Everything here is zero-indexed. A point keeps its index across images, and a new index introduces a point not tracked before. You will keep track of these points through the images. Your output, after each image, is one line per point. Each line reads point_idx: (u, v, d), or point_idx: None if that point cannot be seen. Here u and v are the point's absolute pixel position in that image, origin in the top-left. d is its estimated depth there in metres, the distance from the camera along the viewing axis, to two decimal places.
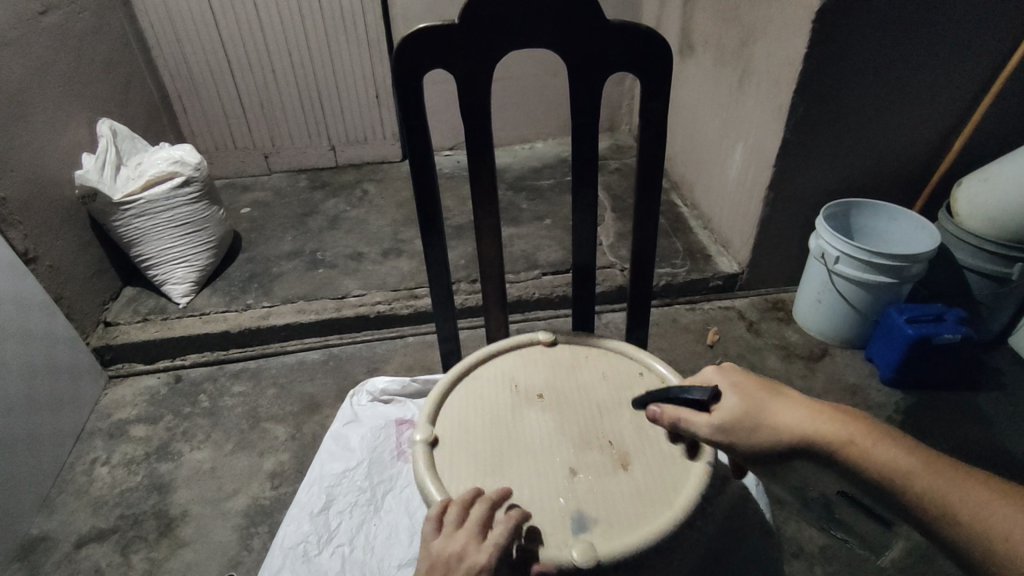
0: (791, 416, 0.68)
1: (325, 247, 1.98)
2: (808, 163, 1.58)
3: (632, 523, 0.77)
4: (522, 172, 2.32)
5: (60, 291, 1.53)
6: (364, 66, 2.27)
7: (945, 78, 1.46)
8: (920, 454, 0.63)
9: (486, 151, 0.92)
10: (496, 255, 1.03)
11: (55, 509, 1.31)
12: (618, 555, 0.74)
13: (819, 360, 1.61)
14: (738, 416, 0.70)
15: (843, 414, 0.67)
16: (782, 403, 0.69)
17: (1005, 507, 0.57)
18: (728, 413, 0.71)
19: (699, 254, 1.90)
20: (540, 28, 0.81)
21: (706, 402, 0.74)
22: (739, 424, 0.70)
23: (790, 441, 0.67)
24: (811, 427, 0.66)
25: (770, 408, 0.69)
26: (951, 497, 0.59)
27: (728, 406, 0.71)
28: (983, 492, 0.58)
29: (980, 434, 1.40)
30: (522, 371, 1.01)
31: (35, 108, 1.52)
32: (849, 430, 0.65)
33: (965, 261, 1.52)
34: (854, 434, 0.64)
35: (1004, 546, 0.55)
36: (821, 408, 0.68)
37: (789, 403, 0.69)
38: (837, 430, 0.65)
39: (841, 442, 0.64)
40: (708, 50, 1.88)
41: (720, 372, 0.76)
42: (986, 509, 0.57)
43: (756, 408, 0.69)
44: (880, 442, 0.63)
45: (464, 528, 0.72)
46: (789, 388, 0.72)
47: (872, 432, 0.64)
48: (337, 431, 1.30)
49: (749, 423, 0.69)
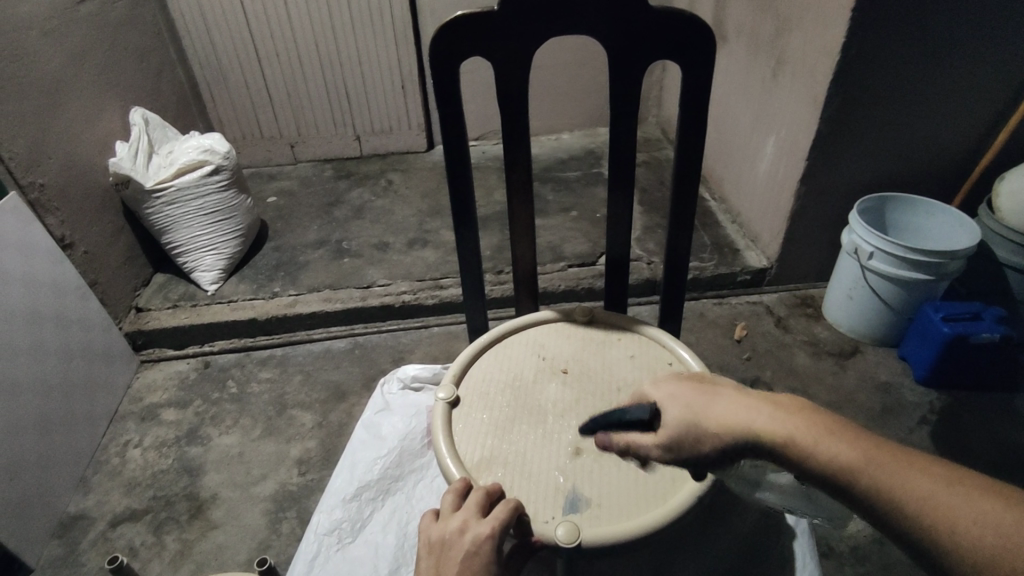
0: (730, 418, 0.64)
1: (351, 236, 1.99)
2: (843, 156, 1.54)
3: (625, 510, 0.76)
4: (547, 163, 2.30)
5: (94, 276, 1.57)
6: (392, 56, 2.26)
7: (990, 68, 1.41)
8: (866, 444, 0.58)
9: (523, 140, 0.91)
10: (528, 245, 1.03)
11: (91, 489, 1.34)
12: (601, 542, 0.73)
13: (850, 358, 1.57)
14: (683, 428, 0.67)
15: (784, 408, 0.62)
16: (724, 407, 0.65)
17: (954, 498, 0.52)
18: (674, 429, 0.67)
19: (727, 248, 1.87)
20: (581, 13, 0.80)
21: (649, 420, 0.72)
22: (683, 438, 0.67)
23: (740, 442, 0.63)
24: (755, 426, 0.62)
25: (709, 413, 0.65)
26: (903, 493, 0.54)
27: (671, 419, 0.68)
28: (933, 483, 0.53)
29: (1017, 436, 1.36)
30: (552, 345, 1.00)
31: (72, 96, 1.55)
32: (794, 425, 0.60)
33: (1006, 259, 1.47)
34: (793, 430, 0.60)
35: (957, 540, 0.50)
36: (764, 403, 0.64)
37: (730, 401, 0.65)
38: (775, 429, 0.61)
39: (785, 438, 0.60)
40: (741, 39, 1.84)
41: (657, 386, 0.72)
42: (936, 500, 0.52)
43: (703, 415, 0.66)
44: (818, 436, 0.59)
45: (454, 515, 0.71)
46: (729, 387, 0.68)
47: (808, 424, 0.60)
48: (369, 419, 1.31)
49: (693, 434, 0.66)
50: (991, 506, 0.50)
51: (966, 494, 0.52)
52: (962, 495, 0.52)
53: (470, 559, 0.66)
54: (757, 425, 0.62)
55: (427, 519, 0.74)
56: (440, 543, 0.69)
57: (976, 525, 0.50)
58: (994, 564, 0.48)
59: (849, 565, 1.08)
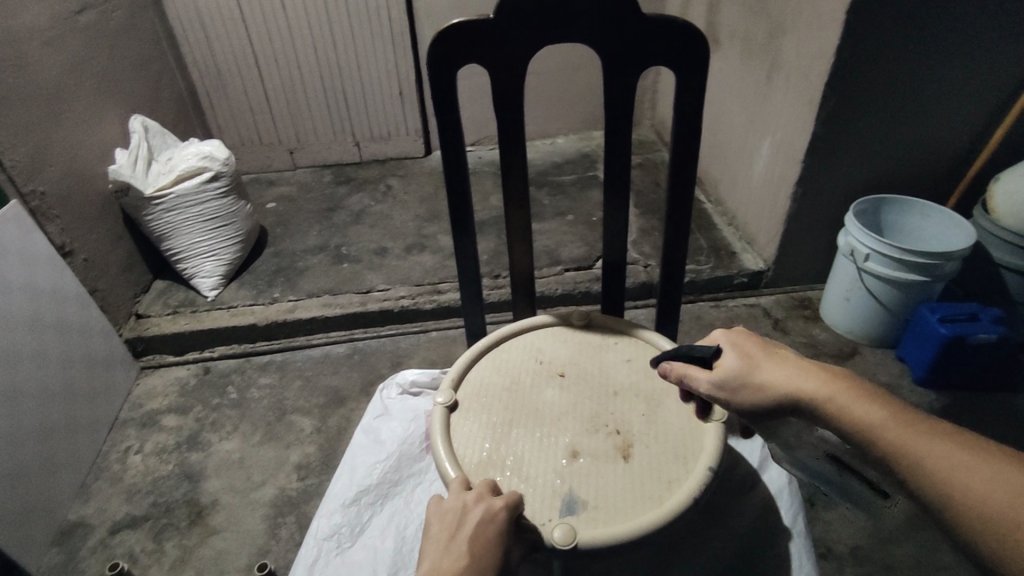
0: (782, 376, 0.71)
1: (350, 241, 2.00)
2: (838, 158, 1.55)
3: (620, 512, 0.76)
4: (544, 168, 2.31)
5: (94, 283, 1.57)
6: (389, 62, 2.28)
7: (982, 70, 1.42)
8: (898, 412, 0.63)
9: (518, 146, 0.92)
10: (525, 249, 1.03)
11: (91, 496, 1.35)
12: (596, 543, 0.73)
13: (848, 359, 1.58)
14: (735, 373, 0.75)
15: (833, 374, 0.69)
16: (775, 366, 0.72)
17: (969, 464, 0.56)
18: (728, 373, 0.75)
19: (724, 250, 1.88)
20: (575, 22, 0.81)
21: (708, 361, 0.78)
22: (733, 383, 0.75)
23: (774, 401, 0.71)
24: (797, 389, 0.69)
25: (761, 369, 0.73)
26: (924, 457, 0.59)
27: (727, 365, 0.76)
28: (955, 452, 0.58)
29: (1015, 436, 1.36)
30: (548, 349, 1.00)
31: (71, 105, 1.56)
32: (829, 393, 0.67)
33: (1002, 259, 1.48)
34: (834, 393, 0.67)
35: (965, 501, 0.55)
36: (815, 370, 0.70)
37: (784, 363, 0.72)
38: (818, 390, 0.68)
39: (825, 399, 0.67)
40: (735, 43, 1.85)
41: (725, 334, 0.79)
42: (939, 465, 0.58)
43: (755, 368, 0.73)
44: (855, 399, 0.65)
45: (467, 493, 0.73)
46: (790, 351, 0.75)
47: (851, 390, 0.66)
48: (368, 424, 1.31)
49: (743, 382, 0.74)
50: (999, 471, 0.55)
51: (984, 462, 0.56)
52: (966, 464, 0.56)
53: (484, 527, 0.67)
54: (796, 389, 0.69)
55: (434, 499, 0.74)
56: (453, 521, 0.68)
57: (986, 491, 0.54)
58: (993, 524, 0.53)
59: (848, 565, 1.08)
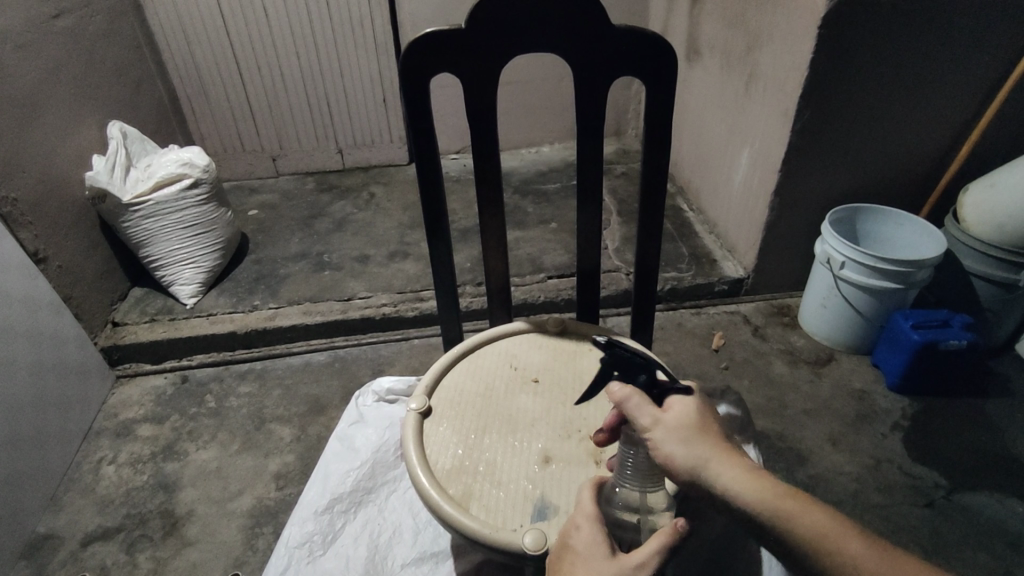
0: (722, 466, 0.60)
1: (332, 249, 1.99)
2: (813, 168, 1.58)
3: None
4: (528, 176, 2.32)
5: (69, 290, 1.55)
6: (372, 70, 2.28)
7: (951, 83, 1.46)
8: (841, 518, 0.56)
9: (492, 154, 0.92)
10: (501, 256, 1.04)
11: (63, 508, 1.32)
12: None
13: (825, 365, 1.60)
14: (675, 421, 0.65)
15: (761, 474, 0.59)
16: (710, 438, 0.63)
17: None
18: (670, 418, 0.65)
19: (704, 258, 1.90)
20: (549, 32, 0.82)
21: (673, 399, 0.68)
22: (678, 429, 0.64)
23: (689, 465, 0.61)
24: (721, 466, 0.60)
25: (704, 446, 0.62)
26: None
27: (680, 411, 0.66)
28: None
29: (987, 440, 1.38)
30: (525, 354, 1.01)
31: (46, 110, 1.54)
32: (760, 494, 0.57)
33: (972, 267, 1.51)
34: (777, 496, 0.57)
35: None
36: (738, 458, 0.61)
37: (718, 451, 0.62)
38: (767, 491, 0.57)
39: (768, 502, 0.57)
40: (715, 55, 1.88)
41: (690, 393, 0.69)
42: None
43: (704, 426, 0.65)
44: (799, 507, 0.56)
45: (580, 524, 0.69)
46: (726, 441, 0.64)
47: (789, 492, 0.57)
48: (343, 431, 1.31)
49: (681, 440, 0.63)
50: None
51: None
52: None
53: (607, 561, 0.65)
54: (711, 464, 0.61)
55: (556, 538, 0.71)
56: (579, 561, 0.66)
57: None
58: None
59: None
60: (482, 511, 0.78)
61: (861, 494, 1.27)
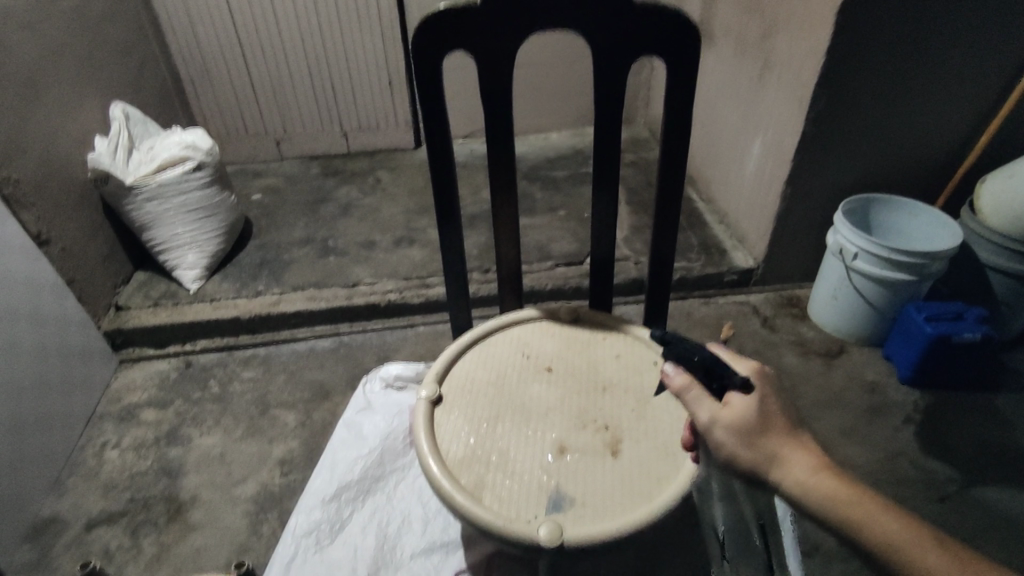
0: (793, 465, 0.64)
1: (337, 234, 1.97)
2: (829, 157, 1.55)
3: (611, 511, 0.75)
4: (536, 162, 2.29)
5: (72, 274, 1.52)
6: (379, 53, 2.24)
7: (973, 70, 1.42)
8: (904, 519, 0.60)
9: (505, 137, 0.90)
10: (512, 243, 1.01)
11: (67, 491, 1.31)
12: (584, 541, 0.71)
13: (837, 357, 1.58)
14: (735, 420, 0.67)
15: (833, 475, 0.63)
16: (776, 435, 0.66)
17: None
18: (729, 417, 0.67)
19: (714, 248, 1.88)
20: (568, 9, 0.79)
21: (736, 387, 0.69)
22: (742, 426, 0.66)
23: (755, 462, 0.65)
24: (785, 464, 0.64)
25: (774, 446, 0.65)
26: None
27: (738, 405, 0.67)
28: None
29: (1001, 435, 1.36)
30: (537, 342, 0.99)
31: (48, 90, 1.51)
32: (823, 493, 0.62)
33: (987, 259, 1.49)
34: (846, 500, 0.61)
35: None
36: (807, 456, 0.65)
37: (789, 451, 0.65)
38: (838, 493, 0.62)
39: (834, 504, 0.61)
40: (729, 40, 1.85)
41: (757, 375, 0.70)
42: None
43: (767, 421, 0.66)
44: (867, 511, 0.61)
45: None
46: (798, 435, 0.66)
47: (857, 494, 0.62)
48: (350, 418, 1.30)
49: (745, 439, 0.66)
50: None
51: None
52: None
53: None
54: (783, 463, 0.64)
55: None
56: None
57: None
58: None
59: (834, 561, 1.08)
60: (495, 502, 0.76)
61: (872, 487, 1.25)
